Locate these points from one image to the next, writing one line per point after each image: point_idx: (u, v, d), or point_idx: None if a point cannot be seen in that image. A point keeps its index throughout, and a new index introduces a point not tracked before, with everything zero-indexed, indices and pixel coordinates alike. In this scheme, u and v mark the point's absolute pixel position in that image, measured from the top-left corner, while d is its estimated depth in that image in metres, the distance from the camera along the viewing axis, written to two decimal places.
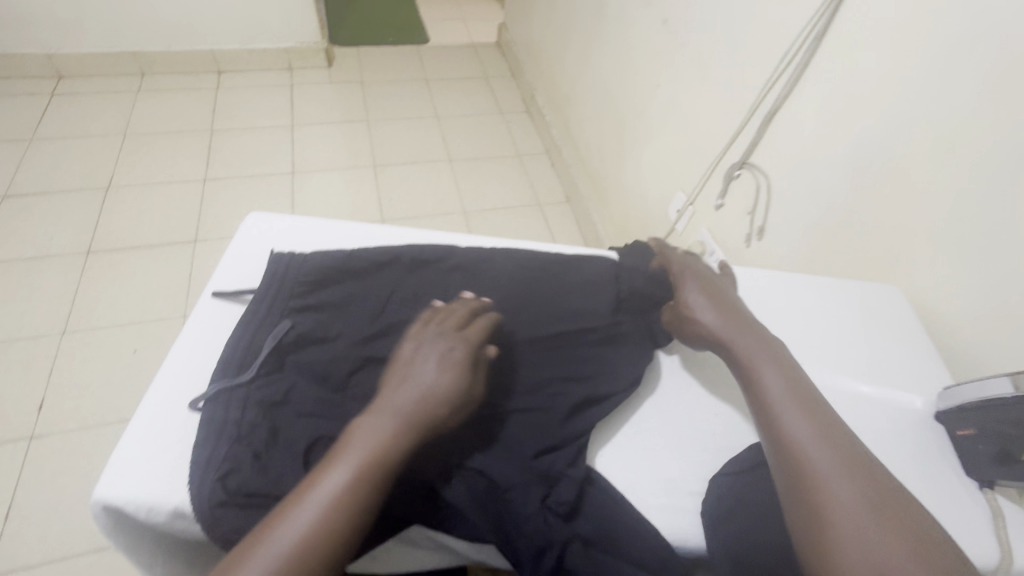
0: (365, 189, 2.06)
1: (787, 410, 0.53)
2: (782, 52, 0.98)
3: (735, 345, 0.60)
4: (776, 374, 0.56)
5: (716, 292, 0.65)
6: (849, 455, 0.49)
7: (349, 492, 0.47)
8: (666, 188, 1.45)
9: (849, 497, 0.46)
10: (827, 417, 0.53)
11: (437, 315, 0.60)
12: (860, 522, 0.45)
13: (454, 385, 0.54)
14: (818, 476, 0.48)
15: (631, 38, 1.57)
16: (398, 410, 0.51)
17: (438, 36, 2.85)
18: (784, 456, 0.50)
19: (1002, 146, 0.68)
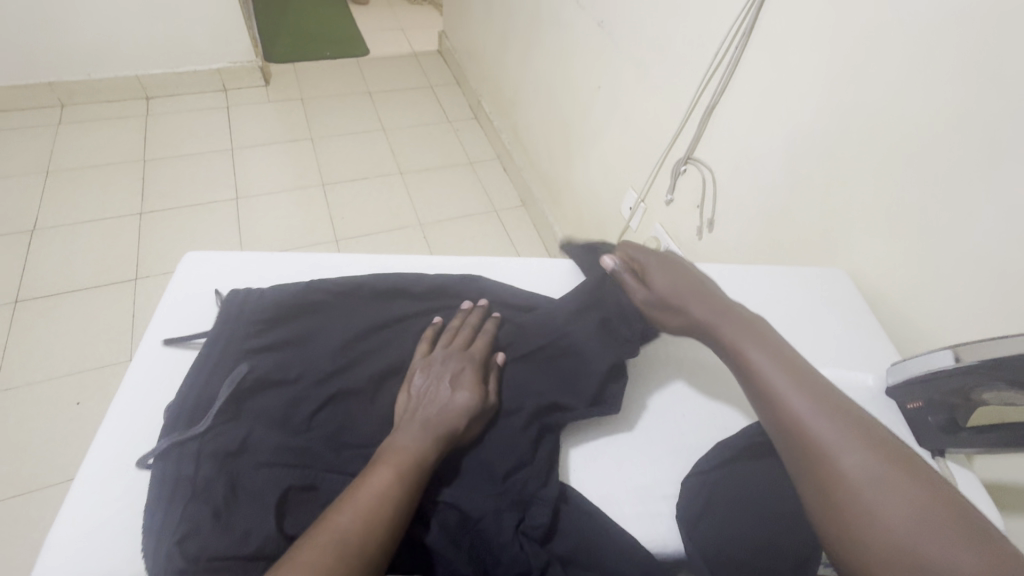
0: (315, 208, 2.00)
1: (782, 386, 0.53)
2: (714, 48, 1.01)
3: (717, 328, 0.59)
4: (764, 350, 0.56)
5: (674, 271, 0.64)
6: (850, 422, 0.50)
7: (370, 520, 0.47)
8: (617, 186, 1.47)
9: (857, 465, 0.47)
10: (821, 385, 0.53)
11: (446, 335, 0.64)
12: (872, 489, 0.46)
13: (478, 396, 0.58)
14: (823, 450, 0.49)
15: (569, 41, 1.58)
16: (423, 431, 0.54)
17: (377, 47, 2.81)
18: (787, 435, 0.51)
19: (923, 130, 0.72)
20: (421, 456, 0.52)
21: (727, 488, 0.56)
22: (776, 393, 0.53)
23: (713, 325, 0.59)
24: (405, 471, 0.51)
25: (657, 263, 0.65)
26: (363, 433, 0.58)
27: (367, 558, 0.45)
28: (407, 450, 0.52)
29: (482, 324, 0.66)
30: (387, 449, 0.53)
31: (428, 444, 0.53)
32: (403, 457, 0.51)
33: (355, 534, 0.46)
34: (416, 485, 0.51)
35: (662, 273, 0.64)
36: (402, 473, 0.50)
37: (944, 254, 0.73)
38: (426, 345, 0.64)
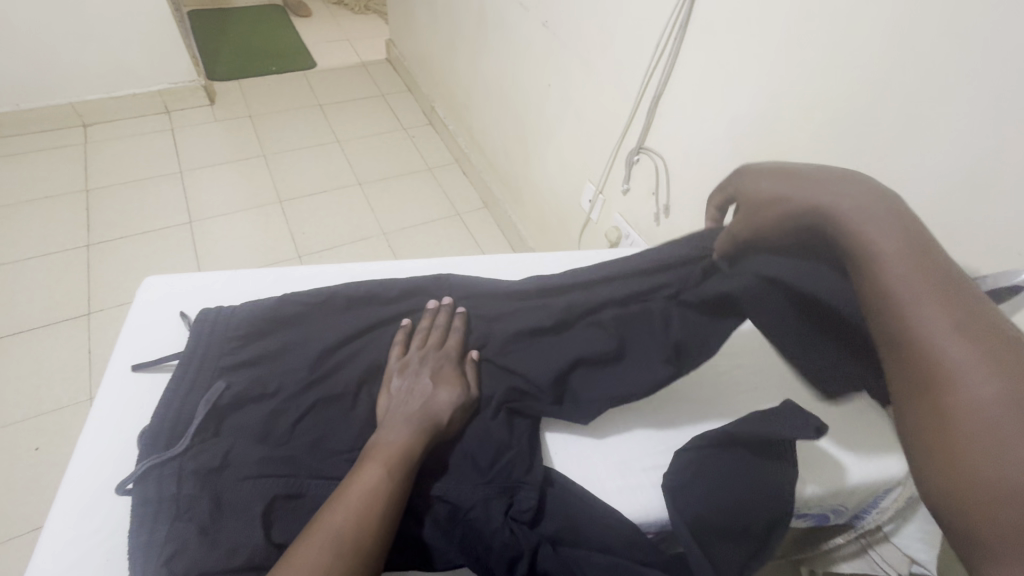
0: (274, 226, 1.97)
1: (911, 295, 0.44)
2: (655, 41, 1.05)
3: (844, 223, 0.50)
4: (901, 250, 0.46)
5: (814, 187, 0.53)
6: (997, 346, 0.39)
7: (364, 516, 0.47)
8: (575, 180, 1.50)
9: (987, 393, 0.38)
10: (975, 303, 0.42)
11: (418, 336, 0.65)
12: (1000, 423, 0.37)
13: (456, 391, 0.60)
14: (943, 367, 0.40)
15: (515, 41, 1.61)
16: (407, 429, 0.55)
17: (324, 59, 2.78)
18: (902, 346, 0.43)
19: (849, 106, 0.77)
20: (409, 451, 0.53)
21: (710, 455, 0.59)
22: (904, 299, 0.44)
23: (838, 216, 0.50)
24: (395, 466, 0.52)
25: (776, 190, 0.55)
26: (344, 438, 0.58)
27: (362, 554, 0.45)
28: (394, 446, 0.53)
29: (455, 319, 0.67)
30: (374, 446, 0.54)
31: (415, 439, 0.54)
32: (390, 454, 0.52)
33: (349, 530, 0.46)
34: (406, 477, 0.52)
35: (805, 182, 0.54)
36: (392, 468, 0.51)
37: None
38: (400, 348, 0.64)
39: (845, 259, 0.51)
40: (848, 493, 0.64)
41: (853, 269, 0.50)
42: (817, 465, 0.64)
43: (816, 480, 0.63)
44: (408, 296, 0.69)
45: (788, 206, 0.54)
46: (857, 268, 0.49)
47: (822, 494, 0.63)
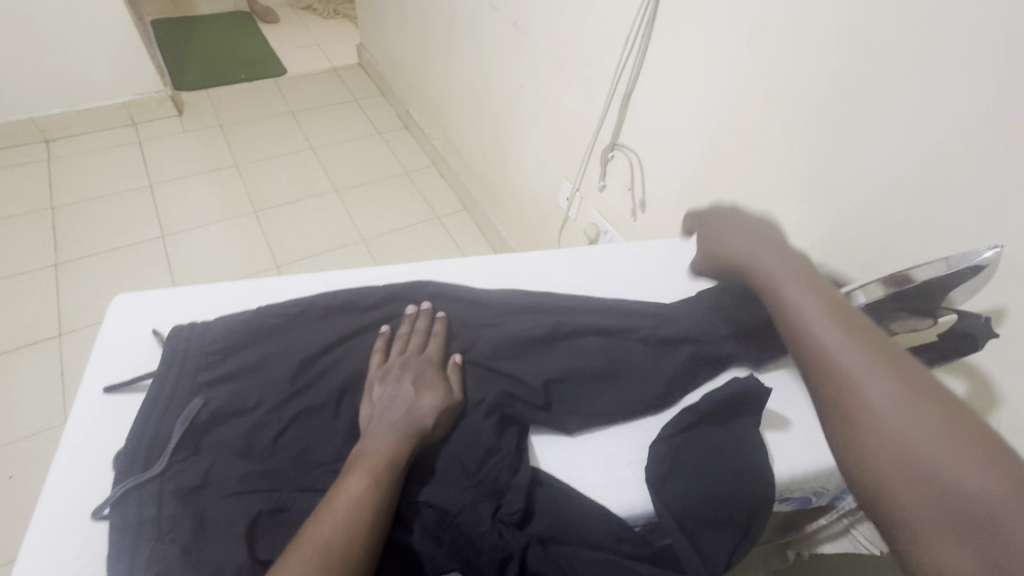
0: (250, 237, 1.93)
1: (814, 324, 0.57)
2: (624, 38, 1.06)
3: (763, 276, 0.64)
4: (804, 292, 0.60)
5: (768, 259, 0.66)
6: (902, 383, 0.50)
7: (352, 524, 0.47)
8: (552, 179, 1.51)
9: (877, 391, 0.50)
10: (865, 329, 0.55)
11: (397, 343, 0.65)
12: (890, 413, 0.48)
13: (439, 396, 0.60)
14: (861, 397, 0.50)
15: (487, 43, 1.61)
16: (392, 435, 0.55)
17: (294, 66, 2.74)
18: (829, 386, 0.53)
19: (813, 97, 0.79)
20: (394, 457, 0.53)
21: (697, 446, 0.60)
22: (824, 346, 0.55)
23: (759, 270, 0.65)
24: (380, 473, 0.51)
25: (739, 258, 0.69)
26: (329, 449, 0.58)
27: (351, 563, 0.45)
28: (379, 453, 0.53)
29: (435, 326, 0.67)
30: (358, 455, 0.53)
31: (399, 445, 0.54)
32: (375, 462, 0.52)
33: (337, 540, 0.46)
34: (393, 483, 0.52)
35: (737, 245, 0.69)
36: (377, 475, 0.51)
37: (844, 206, 0.81)
38: (380, 355, 0.64)
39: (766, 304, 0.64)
40: (826, 476, 0.66)
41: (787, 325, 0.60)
42: (796, 450, 0.65)
43: (795, 465, 0.64)
44: (387, 303, 0.68)
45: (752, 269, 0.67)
46: (775, 310, 0.62)
47: (801, 478, 0.64)
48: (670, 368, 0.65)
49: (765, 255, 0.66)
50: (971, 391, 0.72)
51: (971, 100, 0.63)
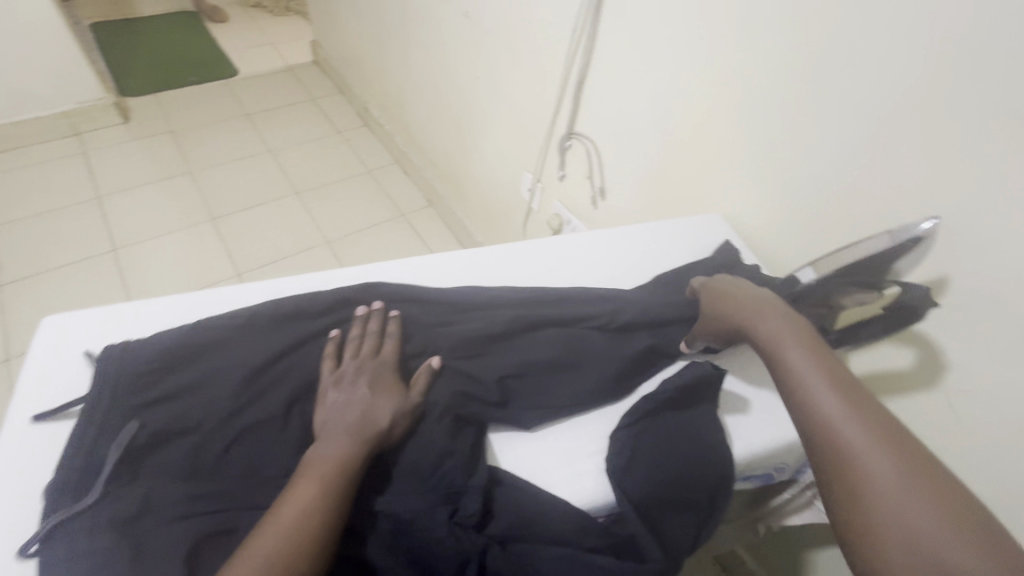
0: (208, 246, 1.87)
1: (814, 389, 0.53)
2: (573, 25, 1.05)
3: (759, 332, 0.60)
4: (803, 353, 0.56)
5: (763, 309, 0.62)
6: (908, 464, 0.47)
7: (296, 538, 0.46)
8: (513, 170, 1.49)
9: (886, 476, 0.46)
10: (866, 398, 0.52)
11: (350, 346, 0.63)
12: (894, 497, 0.45)
13: (395, 400, 0.58)
14: (866, 480, 0.46)
15: (441, 34, 1.58)
16: (344, 443, 0.53)
17: (247, 66, 2.65)
18: (830, 460, 0.49)
19: (757, 77, 0.79)
20: (345, 466, 0.52)
21: (657, 433, 0.59)
22: (826, 414, 0.51)
23: (755, 326, 0.61)
24: (330, 482, 0.50)
25: (726, 303, 0.65)
26: (278, 463, 0.56)
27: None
28: (329, 462, 0.52)
29: (387, 328, 0.65)
30: (308, 462, 0.52)
31: (352, 453, 0.53)
32: (324, 472, 0.51)
33: (279, 555, 0.45)
34: (343, 494, 0.50)
35: (732, 298, 0.65)
36: (326, 485, 0.50)
37: (793, 185, 0.82)
38: (331, 362, 0.62)
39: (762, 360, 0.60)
40: (787, 451, 0.66)
41: (782, 389, 0.56)
42: (754, 428, 0.65)
43: (755, 442, 0.64)
44: (337, 307, 0.66)
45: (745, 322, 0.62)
46: (771, 368, 0.58)
47: (762, 455, 0.64)
48: (627, 357, 0.65)
49: (763, 310, 0.61)
50: (918, 359, 0.74)
51: (907, 72, 0.64)
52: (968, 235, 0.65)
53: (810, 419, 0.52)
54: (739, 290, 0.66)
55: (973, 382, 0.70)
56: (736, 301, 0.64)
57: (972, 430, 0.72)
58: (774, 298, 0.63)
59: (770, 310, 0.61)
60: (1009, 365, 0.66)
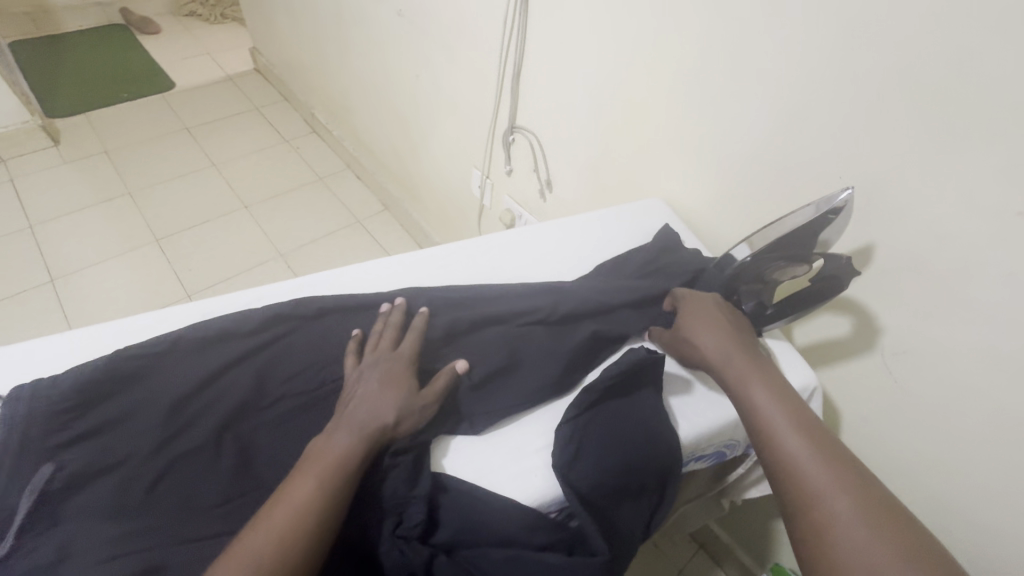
0: (154, 268, 1.79)
1: (781, 429, 0.53)
2: (503, 18, 1.04)
3: (725, 372, 0.61)
4: (766, 392, 0.57)
5: (727, 338, 0.63)
6: (871, 502, 0.47)
7: (290, 535, 0.46)
8: (462, 168, 1.48)
9: (849, 514, 0.46)
10: (827, 438, 0.53)
11: (370, 341, 0.63)
12: (861, 534, 0.45)
13: (407, 396, 0.57)
14: (831, 518, 0.47)
15: (377, 34, 1.54)
16: (353, 436, 0.53)
17: (184, 78, 2.55)
18: (797, 500, 0.49)
19: (682, 60, 0.80)
20: (350, 460, 0.51)
21: (605, 425, 0.59)
22: (791, 454, 0.52)
23: (721, 363, 0.61)
24: (331, 477, 0.50)
25: (689, 327, 0.65)
26: (212, 492, 0.53)
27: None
28: (334, 456, 0.51)
29: (323, 343, 0.64)
30: (312, 454, 0.52)
31: (355, 449, 0.52)
32: (326, 466, 0.50)
33: (268, 553, 0.45)
34: (343, 492, 0.49)
35: (702, 327, 0.64)
36: (326, 480, 0.49)
37: (725, 166, 0.83)
38: (354, 356, 0.62)
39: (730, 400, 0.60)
40: (732, 428, 0.67)
41: (749, 430, 0.57)
42: (699, 409, 0.66)
43: (700, 422, 0.65)
44: (270, 324, 0.64)
45: (708, 354, 0.63)
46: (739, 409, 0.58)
47: (707, 434, 0.65)
48: (570, 348, 0.65)
49: (728, 348, 0.62)
50: (856, 326, 0.77)
51: (817, 47, 0.66)
52: (887, 203, 0.67)
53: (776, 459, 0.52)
54: (705, 308, 0.66)
55: (905, 343, 0.72)
56: (699, 325, 0.65)
57: (907, 388, 0.74)
58: (741, 335, 0.64)
59: (735, 350, 0.62)
60: (934, 323, 0.68)
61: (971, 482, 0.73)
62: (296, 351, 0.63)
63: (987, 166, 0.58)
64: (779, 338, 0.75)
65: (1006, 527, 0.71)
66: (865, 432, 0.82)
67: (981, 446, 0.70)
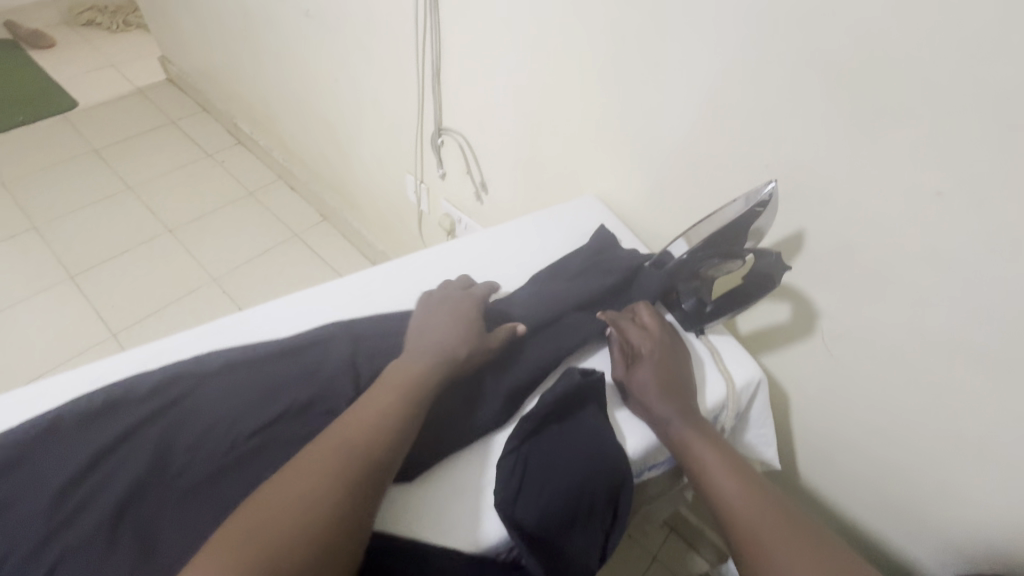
0: (70, 310, 1.65)
1: (715, 471, 0.56)
2: (415, 14, 0.98)
3: (667, 430, 0.59)
4: (699, 433, 0.59)
5: (665, 368, 0.63)
6: (800, 533, 0.50)
7: (370, 436, 0.52)
8: (395, 173, 1.41)
9: (786, 548, 0.49)
10: (752, 475, 0.56)
11: (444, 288, 0.70)
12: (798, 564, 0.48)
13: (477, 333, 0.63)
14: (771, 555, 0.49)
15: (289, 37, 1.44)
16: (428, 361, 0.59)
17: (87, 94, 2.34)
18: (742, 540, 0.51)
19: (598, 53, 0.77)
20: (426, 381, 0.57)
21: (546, 451, 0.56)
22: (726, 495, 0.54)
23: (667, 429, 0.59)
24: (409, 394, 0.56)
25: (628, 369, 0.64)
26: None
27: (365, 466, 0.49)
28: (410, 376, 0.57)
29: (234, 398, 0.59)
30: (388, 376, 0.58)
31: (428, 372, 0.58)
32: (403, 383, 0.56)
33: (356, 448, 0.50)
34: (416, 409, 0.55)
35: (637, 366, 0.64)
36: (402, 394, 0.55)
37: (653, 160, 0.80)
38: (427, 297, 0.69)
39: (680, 466, 0.59)
40: None
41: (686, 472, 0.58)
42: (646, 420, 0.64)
43: (648, 432, 0.63)
44: (169, 384, 0.58)
45: (647, 391, 0.61)
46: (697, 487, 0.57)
47: (655, 446, 0.63)
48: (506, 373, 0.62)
49: (673, 410, 0.60)
50: (796, 312, 0.76)
51: (729, 35, 0.63)
52: (813, 190, 0.66)
53: (741, 542, 0.51)
54: (643, 335, 0.67)
55: (842, 326, 0.72)
56: (638, 357, 0.64)
57: (848, 369, 0.75)
58: (673, 367, 0.64)
59: (679, 413, 0.60)
60: (868, 305, 0.68)
61: (916, 453, 0.74)
62: (201, 412, 0.57)
63: (904, 148, 0.57)
64: (722, 332, 0.74)
65: (950, 493, 0.73)
66: (813, 412, 0.83)
67: (920, 419, 0.71)
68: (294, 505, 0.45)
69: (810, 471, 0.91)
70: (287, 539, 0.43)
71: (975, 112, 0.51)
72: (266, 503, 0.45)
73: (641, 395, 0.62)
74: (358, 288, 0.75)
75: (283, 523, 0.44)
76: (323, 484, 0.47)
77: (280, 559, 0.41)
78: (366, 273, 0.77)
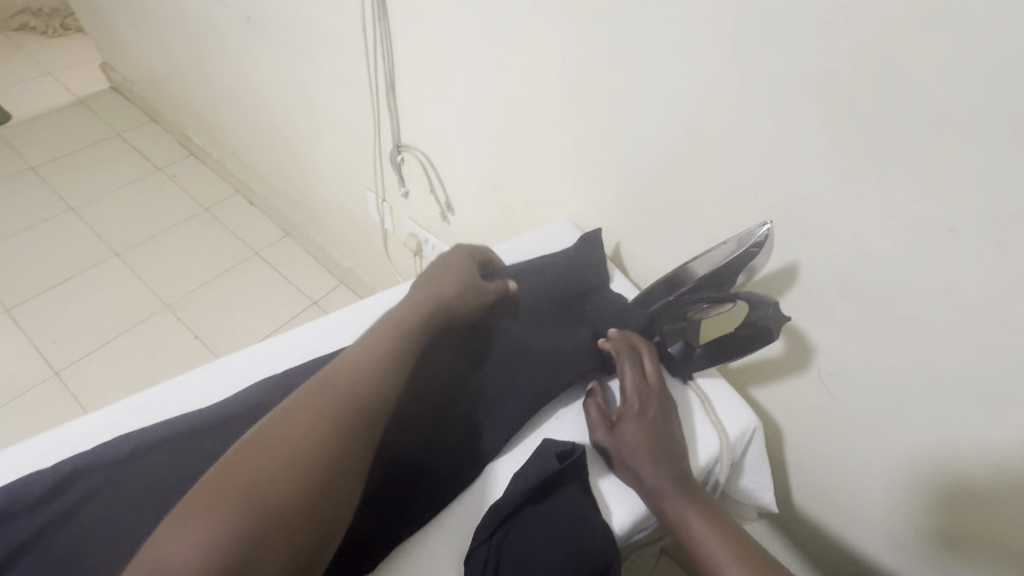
0: (7, 346, 1.51)
1: (716, 552, 0.51)
2: (364, 22, 0.89)
3: (663, 506, 0.55)
4: (694, 508, 0.54)
5: (654, 429, 0.58)
6: None
7: (364, 380, 0.50)
8: (356, 190, 1.31)
9: None
10: (758, 553, 0.51)
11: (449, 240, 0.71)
12: None
13: (472, 283, 0.62)
14: None
15: (231, 44, 1.33)
16: (420, 308, 0.57)
17: (23, 105, 2.17)
18: None
19: (565, 70, 0.69)
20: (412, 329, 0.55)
21: (519, 544, 0.50)
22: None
23: (661, 503, 0.55)
24: (403, 340, 0.54)
25: (613, 433, 0.59)
26: None
27: (360, 412, 0.48)
28: (401, 321, 0.55)
29: (154, 493, 0.51)
30: (379, 321, 0.56)
31: (421, 319, 0.56)
32: (395, 327, 0.54)
33: (348, 390, 0.49)
34: (407, 358, 0.53)
35: (625, 428, 0.59)
36: (394, 339, 0.53)
37: (631, 185, 0.73)
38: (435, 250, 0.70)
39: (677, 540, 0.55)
40: None
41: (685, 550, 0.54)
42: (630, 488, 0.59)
43: (636, 503, 0.58)
44: (68, 484, 0.51)
45: (637, 462, 0.56)
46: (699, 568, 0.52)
47: (642, 517, 0.58)
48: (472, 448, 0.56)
49: (667, 480, 0.55)
50: (789, 346, 0.71)
51: (710, 52, 0.56)
52: (804, 222, 0.60)
53: None
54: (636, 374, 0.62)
55: (840, 363, 0.66)
56: (624, 413, 0.60)
57: (846, 408, 0.69)
58: (663, 427, 0.59)
59: (673, 481, 0.55)
60: (866, 343, 0.63)
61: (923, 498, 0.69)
62: (107, 515, 0.49)
63: (908, 181, 0.51)
64: (711, 374, 0.69)
65: (957, 536, 0.68)
66: (809, 448, 0.78)
67: (924, 461, 0.66)
68: (281, 446, 0.44)
69: (805, 503, 0.86)
70: (268, 476, 0.42)
71: (997, 141, 0.44)
72: (260, 446, 0.44)
73: (630, 464, 0.57)
74: (299, 345, 0.68)
75: (271, 459, 0.43)
76: (321, 427, 0.46)
77: (261, 493, 0.41)
78: (308, 326, 0.71)
